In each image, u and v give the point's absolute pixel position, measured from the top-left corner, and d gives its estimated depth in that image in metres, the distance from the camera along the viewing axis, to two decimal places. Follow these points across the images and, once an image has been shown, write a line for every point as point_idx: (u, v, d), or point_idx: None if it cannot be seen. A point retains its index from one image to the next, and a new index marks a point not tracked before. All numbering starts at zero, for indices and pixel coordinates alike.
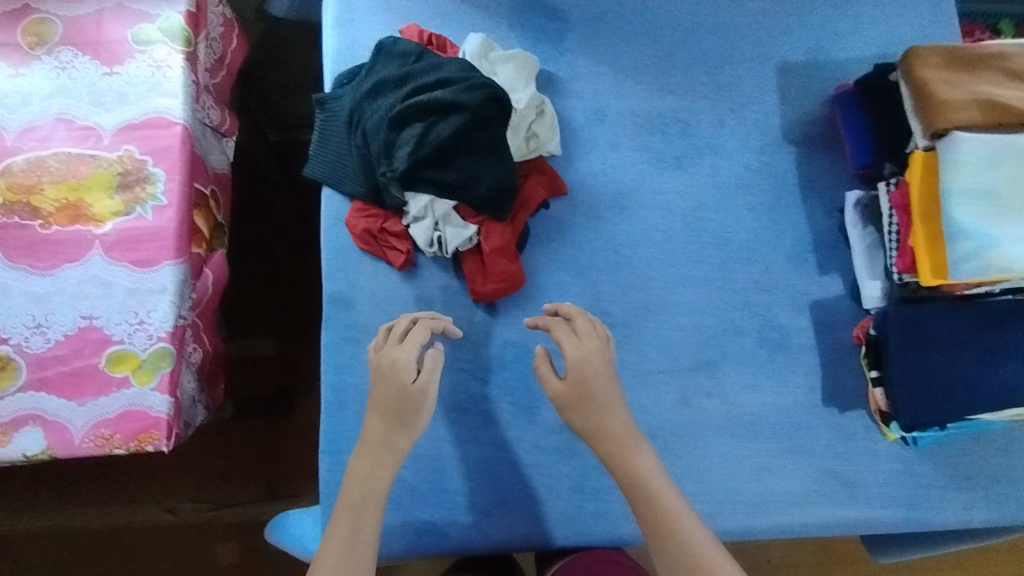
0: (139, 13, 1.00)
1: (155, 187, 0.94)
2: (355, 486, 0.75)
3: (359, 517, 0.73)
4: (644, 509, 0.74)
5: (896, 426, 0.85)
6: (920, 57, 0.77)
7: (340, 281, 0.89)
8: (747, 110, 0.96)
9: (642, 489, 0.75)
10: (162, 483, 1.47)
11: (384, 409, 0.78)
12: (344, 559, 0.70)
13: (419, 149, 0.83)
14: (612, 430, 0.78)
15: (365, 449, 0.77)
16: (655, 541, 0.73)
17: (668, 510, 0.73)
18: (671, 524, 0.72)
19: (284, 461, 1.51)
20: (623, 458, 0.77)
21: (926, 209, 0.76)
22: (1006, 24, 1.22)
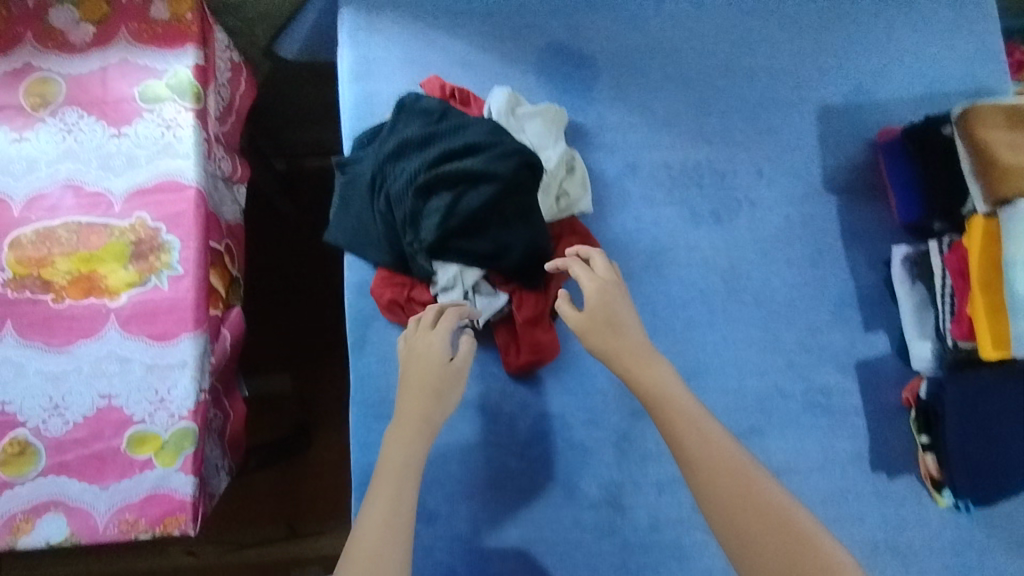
0: (145, 69, 0.96)
1: (170, 256, 0.91)
2: (390, 461, 0.70)
3: (400, 489, 0.68)
4: (688, 441, 0.68)
5: (948, 494, 0.82)
6: (980, 116, 0.73)
7: (367, 354, 0.86)
8: (786, 157, 0.91)
9: (678, 415, 0.69)
10: None
11: (420, 384, 0.74)
12: (383, 537, 0.64)
13: (449, 220, 0.80)
14: (628, 350, 0.74)
15: (398, 427, 0.72)
16: (700, 480, 0.66)
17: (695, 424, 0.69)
18: (721, 456, 0.67)
19: (305, 498, 1.49)
20: (647, 376, 0.72)
21: (985, 277, 0.72)
22: None
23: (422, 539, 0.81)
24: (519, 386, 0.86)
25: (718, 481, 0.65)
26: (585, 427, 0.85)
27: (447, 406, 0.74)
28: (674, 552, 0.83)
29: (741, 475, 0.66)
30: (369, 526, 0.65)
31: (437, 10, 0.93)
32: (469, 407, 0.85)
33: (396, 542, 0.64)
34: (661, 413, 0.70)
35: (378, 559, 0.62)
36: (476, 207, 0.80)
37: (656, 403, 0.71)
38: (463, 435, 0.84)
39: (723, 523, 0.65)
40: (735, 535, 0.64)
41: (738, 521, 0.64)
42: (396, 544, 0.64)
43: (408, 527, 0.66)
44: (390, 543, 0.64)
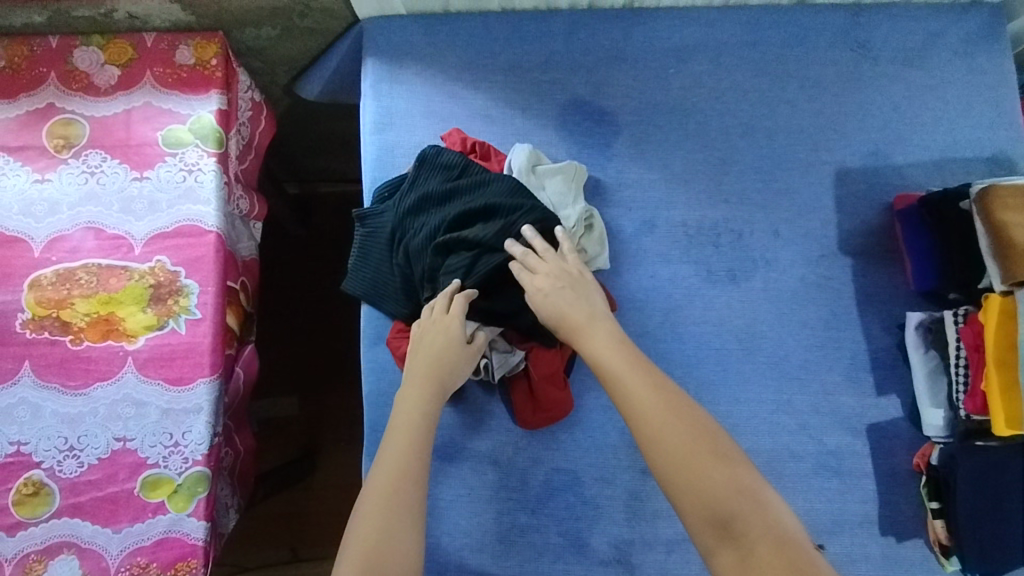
0: (169, 113, 0.97)
1: (188, 300, 0.91)
2: (403, 416, 0.73)
3: (413, 436, 0.71)
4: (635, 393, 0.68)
5: (956, 561, 0.82)
6: (998, 196, 0.73)
7: (382, 405, 0.87)
8: (802, 219, 0.92)
9: (628, 370, 0.70)
10: None
11: (427, 362, 0.76)
12: (395, 485, 0.68)
13: (468, 278, 0.80)
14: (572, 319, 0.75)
15: (410, 386, 0.75)
16: (645, 428, 0.66)
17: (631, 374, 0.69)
18: (671, 408, 0.67)
19: (306, 522, 1.49)
20: (596, 340, 0.73)
21: (1002, 355, 0.73)
22: None
23: None
24: (531, 440, 0.86)
25: (665, 429, 0.65)
26: (597, 484, 0.85)
27: (459, 372, 0.78)
28: None
29: (686, 425, 0.66)
30: (383, 475, 0.69)
31: (461, 64, 0.95)
32: (482, 460, 0.85)
33: (409, 490, 0.68)
34: (609, 369, 0.70)
35: (394, 507, 0.66)
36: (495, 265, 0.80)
37: (602, 360, 0.71)
38: (475, 489, 0.85)
39: (665, 467, 0.64)
40: (678, 481, 0.63)
41: (682, 463, 0.64)
42: (408, 490, 0.68)
43: (421, 477, 0.69)
44: (405, 492, 0.67)
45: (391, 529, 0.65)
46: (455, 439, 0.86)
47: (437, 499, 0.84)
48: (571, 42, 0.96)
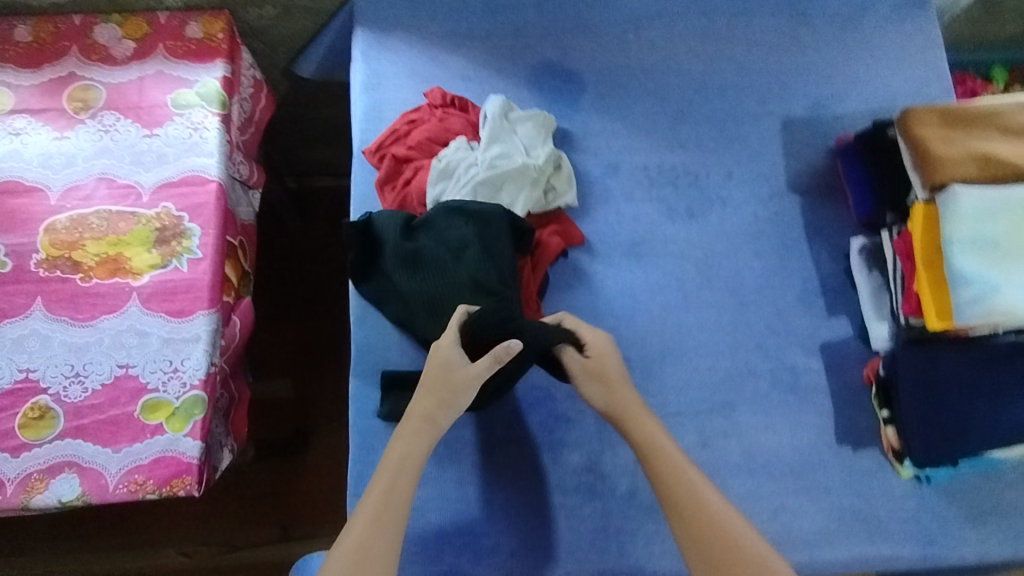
0: (179, 79, 1.07)
1: (190, 242, 0.99)
2: (398, 450, 0.76)
3: (402, 471, 0.74)
4: (680, 499, 0.73)
5: (909, 464, 0.87)
6: (916, 116, 0.81)
7: (368, 329, 0.92)
8: (752, 162, 1.01)
9: (677, 478, 0.74)
10: (181, 525, 1.44)
11: (431, 388, 0.78)
12: (382, 508, 0.72)
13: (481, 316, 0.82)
14: (620, 402, 0.79)
15: (407, 422, 0.78)
16: (684, 533, 0.72)
17: (673, 465, 0.75)
18: (706, 515, 0.72)
19: (295, 499, 1.48)
20: (642, 429, 0.78)
21: (930, 257, 0.78)
22: (996, 70, 1.29)
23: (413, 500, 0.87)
24: None
25: (704, 531, 0.71)
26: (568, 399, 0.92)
27: (453, 409, 0.78)
28: (654, 521, 0.87)
29: (725, 529, 0.71)
30: (375, 495, 0.73)
31: (441, 32, 1.06)
32: None
33: (391, 526, 0.71)
34: (655, 472, 0.75)
35: (381, 526, 0.71)
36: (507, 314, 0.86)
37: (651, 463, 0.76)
38: None
39: (701, 554, 0.70)
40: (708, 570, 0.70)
41: (712, 551, 0.70)
42: (390, 522, 0.71)
43: (405, 505, 0.73)
44: (392, 515, 0.72)
45: (371, 552, 0.70)
46: None
47: None
48: (541, 12, 1.07)
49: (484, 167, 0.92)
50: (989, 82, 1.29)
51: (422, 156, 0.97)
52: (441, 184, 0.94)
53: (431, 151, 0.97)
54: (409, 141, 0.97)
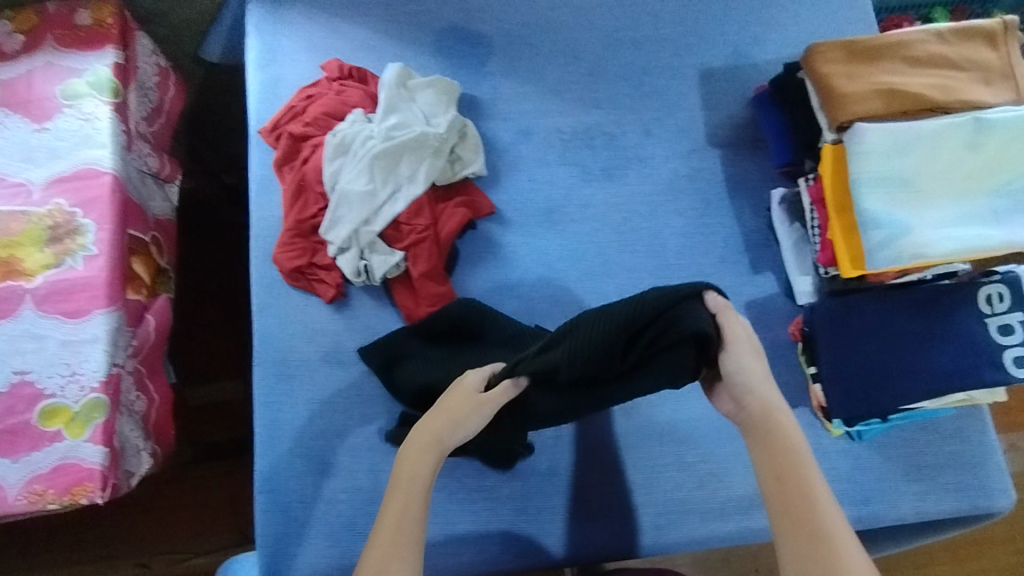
0: (69, 70, 1.02)
1: (85, 239, 0.95)
2: (408, 466, 0.63)
3: (411, 493, 0.62)
4: (797, 514, 0.56)
5: (839, 423, 0.83)
6: (819, 53, 0.77)
7: (270, 317, 0.88)
8: (670, 117, 0.96)
9: (812, 512, 0.55)
10: (133, 536, 1.30)
11: (448, 409, 0.65)
12: (398, 532, 0.59)
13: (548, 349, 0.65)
14: (764, 395, 0.60)
15: (415, 442, 0.64)
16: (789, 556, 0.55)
17: (798, 473, 0.57)
18: (823, 556, 0.53)
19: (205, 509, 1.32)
20: (780, 431, 0.59)
21: (840, 200, 0.75)
22: (937, 12, 1.20)
23: (323, 492, 0.83)
24: None
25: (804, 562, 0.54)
26: None
27: (466, 429, 0.65)
28: (579, 498, 0.83)
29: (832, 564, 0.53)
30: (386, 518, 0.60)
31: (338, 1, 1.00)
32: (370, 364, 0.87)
33: (406, 552, 0.58)
34: (775, 499, 0.57)
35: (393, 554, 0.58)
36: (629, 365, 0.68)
37: (775, 487, 0.57)
38: (365, 390, 0.86)
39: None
40: None
41: None
42: (407, 547, 0.59)
43: (422, 527, 0.60)
44: (406, 538, 0.59)
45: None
46: (344, 344, 0.87)
47: (327, 401, 0.85)
48: None
49: (381, 139, 0.87)
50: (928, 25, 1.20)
51: (320, 133, 0.92)
52: (337, 160, 0.88)
53: (330, 126, 0.92)
54: (305, 118, 0.92)
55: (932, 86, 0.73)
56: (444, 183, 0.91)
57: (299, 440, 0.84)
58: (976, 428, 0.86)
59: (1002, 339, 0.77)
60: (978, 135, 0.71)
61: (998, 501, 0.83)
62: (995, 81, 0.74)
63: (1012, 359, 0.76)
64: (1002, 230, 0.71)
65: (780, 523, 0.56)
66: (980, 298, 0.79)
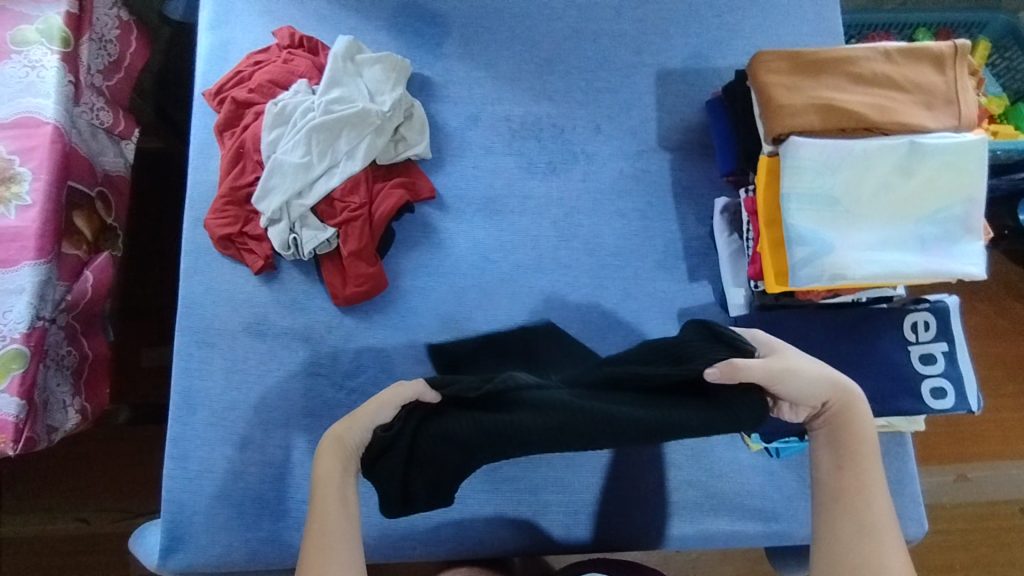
0: (21, 15, 1.00)
1: (20, 188, 0.93)
2: (324, 468, 0.64)
3: (329, 498, 0.63)
4: (854, 495, 0.63)
5: (757, 437, 0.83)
6: (764, 62, 0.75)
7: (196, 283, 0.87)
8: (623, 116, 0.95)
9: (864, 502, 0.63)
10: (71, 488, 1.27)
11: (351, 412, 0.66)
12: (326, 534, 0.62)
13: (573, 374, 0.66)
14: (848, 396, 0.66)
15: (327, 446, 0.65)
16: (832, 526, 0.63)
17: (861, 461, 0.65)
18: (865, 537, 0.62)
19: (139, 474, 1.28)
20: (857, 426, 0.65)
21: (769, 214, 0.74)
22: (922, 33, 1.16)
23: (233, 463, 0.82)
24: (345, 319, 0.87)
25: (850, 536, 0.62)
26: (406, 364, 0.86)
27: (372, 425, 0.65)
28: (490, 491, 0.83)
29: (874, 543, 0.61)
30: (316, 518, 0.63)
31: None
32: (292, 338, 0.86)
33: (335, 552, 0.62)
34: (831, 480, 0.65)
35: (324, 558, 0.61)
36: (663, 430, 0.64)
37: (836, 473, 0.65)
38: (283, 364, 0.85)
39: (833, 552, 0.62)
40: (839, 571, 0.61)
41: (852, 557, 0.61)
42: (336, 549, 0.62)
43: (350, 524, 0.63)
44: (336, 545, 0.62)
45: None
46: (267, 317, 0.86)
47: (245, 373, 0.85)
48: None
49: (324, 112, 0.86)
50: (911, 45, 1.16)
51: (263, 100, 0.90)
52: (277, 130, 0.87)
53: (274, 94, 0.91)
54: (249, 84, 0.91)
55: (872, 106, 0.72)
56: (385, 162, 0.89)
57: (214, 410, 0.84)
58: (897, 453, 0.85)
59: (921, 367, 0.77)
60: (912, 159, 0.70)
61: (907, 529, 0.83)
62: (937, 105, 0.73)
63: (931, 389, 0.76)
64: (926, 258, 0.70)
65: (831, 507, 0.64)
66: (906, 324, 0.78)
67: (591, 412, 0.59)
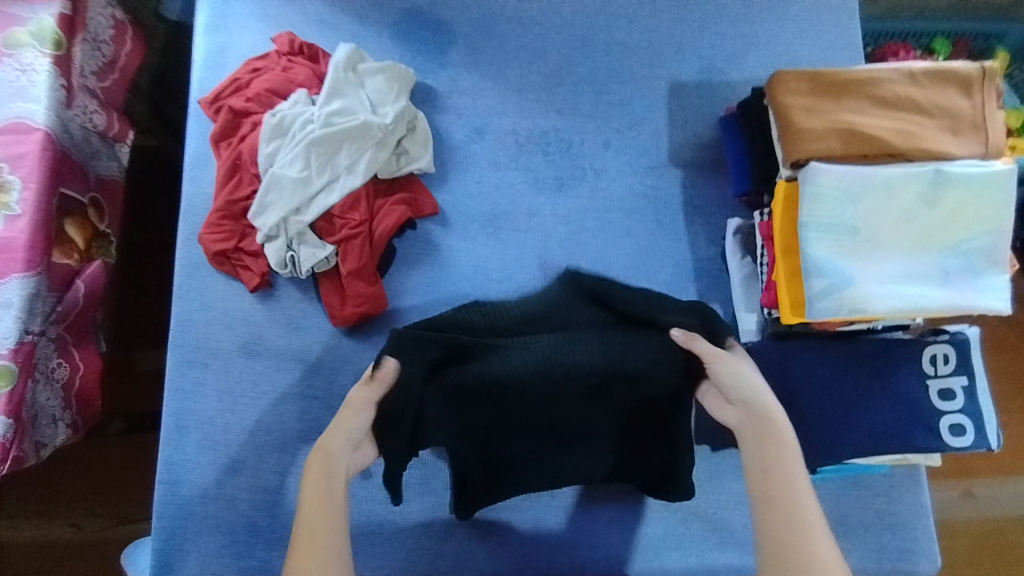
0: (14, 18, 0.96)
1: (9, 196, 0.90)
2: (311, 477, 0.64)
3: (326, 506, 0.63)
4: (777, 495, 0.62)
5: None
6: (784, 81, 0.72)
7: (190, 300, 0.84)
8: (633, 131, 0.91)
9: (791, 500, 0.62)
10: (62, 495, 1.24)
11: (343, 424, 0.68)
12: (314, 540, 0.61)
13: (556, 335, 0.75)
14: (760, 399, 0.68)
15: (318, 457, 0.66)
16: (765, 533, 0.61)
17: (781, 462, 0.64)
18: (796, 536, 0.60)
19: (133, 480, 1.24)
20: (772, 426, 0.66)
21: (785, 241, 0.71)
22: (938, 43, 1.12)
23: (226, 489, 0.80)
24: (343, 339, 0.84)
25: (782, 538, 0.60)
26: None
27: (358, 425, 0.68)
28: (489, 521, 0.81)
29: (803, 541, 0.59)
30: (303, 524, 0.62)
31: None
32: (289, 360, 0.83)
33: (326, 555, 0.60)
34: (756, 484, 0.64)
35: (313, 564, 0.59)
36: (614, 406, 0.77)
37: (760, 476, 0.64)
38: (279, 386, 0.83)
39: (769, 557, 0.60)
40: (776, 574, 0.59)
41: (789, 558, 0.59)
42: (328, 552, 0.60)
43: (341, 529, 0.62)
44: (324, 541, 0.61)
45: None
46: (264, 337, 0.84)
47: (240, 395, 0.82)
48: None
49: (323, 124, 0.83)
50: (930, 56, 1.12)
51: (261, 109, 0.87)
52: (275, 141, 0.84)
53: (272, 104, 0.87)
54: (247, 93, 0.87)
55: (896, 131, 0.69)
56: (386, 176, 0.86)
57: (207, 433, 0.81)
58: (911, 489, 0.84)
59: (940, 403, 0.74)
60: (936, 188, 0.67)
61: (917, 564, 0.82)
62: (964, 130, 0.70)
63: (949, 426, 0.73)
64: (949, 292, 0.67)
65: (761, 509, 0.63)
66: (925, 357, 0.76)
67: (574, 347, 0.74)
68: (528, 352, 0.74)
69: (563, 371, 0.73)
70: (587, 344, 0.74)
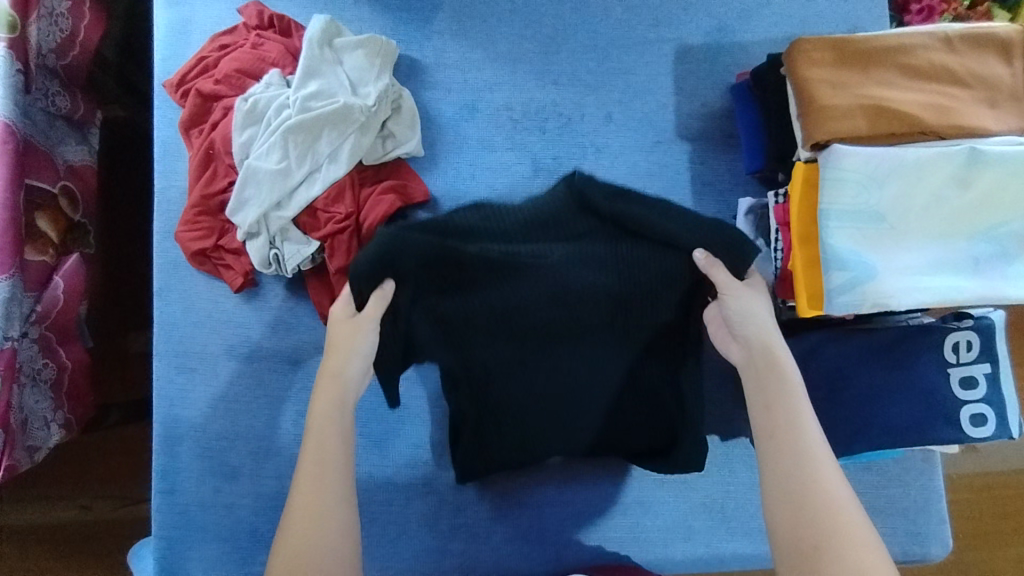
0: None
1: None
2: (319, 405, 0.62)
3: (331, 437, 0.60)
4: (783, 430, 0.58)
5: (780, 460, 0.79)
6: (804, 51, 0.66)
7: (172, 302, 0.80)
8: (637, 102, 0.85)
9: (795, 433, 0.57)
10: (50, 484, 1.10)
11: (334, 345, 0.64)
12: (322, 474, 0.58)
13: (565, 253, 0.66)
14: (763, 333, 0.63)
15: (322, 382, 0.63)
16: (769, 464, 0.57)
17: (787, 397, 0.59)
18: (802, 467, 0.55)
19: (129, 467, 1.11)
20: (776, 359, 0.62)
21: (804, 228, 0.65)
22: None
23: (224, 496, 0.78)
24: None
25: (788, 470, 0.56)
26: (404, 387, 0.81)
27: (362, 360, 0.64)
28: (493, 517, 0.80)
29: (811, 473, 0.55)
30: (308, 457, 0.59)
31: None
32: (280, 362, 0.80)
33: (334, 487, 0.58)
34: (759, 417, 0.60)
35: (320, 520, 0.56)
36: (627, 333, 0.71)
37: (762, 411, 0.60)
38: (272, 389, 0.79)
39: (772, 487, 0.56)
40: (779, 504, 0.55)
41: (792, 488, 0.55)
42: (336, 485, 0.58)
43: (348, 460, 0.60)
44: (332, 473, 0.58)
45: (322, 521, 0.56)
46: (252, 338, 0.80)
47: (232, 400, 0.79)
48: None
49: (300, 108, 0.76)
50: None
51: (232, 93, 0.80)
52: (249, 128, 0.77)
53: (243, 86, 0.80)
54: (215, 75, 0.80)
55: (926, 106, 0.63)
56: (372, 163, 0.80)
57: (200, 441, 0.78)
58: (924, 473, 0.82)
59: (963, 393, 0.71)
60: (971, 169, 0.62)
61: (931, 547, 0.80)
62: (1001, 102, 0.64)
63: (970, 417, 0.70)
64: (979, 283, 0.62)
65: (764, 443, 0.58)
66: (947, 345, 0.72)
67: (586, 268, 0.66)
68: (538, 269, 0.65)
69: (574, 291, 0.66)
70: (598, 262, 0.67)
